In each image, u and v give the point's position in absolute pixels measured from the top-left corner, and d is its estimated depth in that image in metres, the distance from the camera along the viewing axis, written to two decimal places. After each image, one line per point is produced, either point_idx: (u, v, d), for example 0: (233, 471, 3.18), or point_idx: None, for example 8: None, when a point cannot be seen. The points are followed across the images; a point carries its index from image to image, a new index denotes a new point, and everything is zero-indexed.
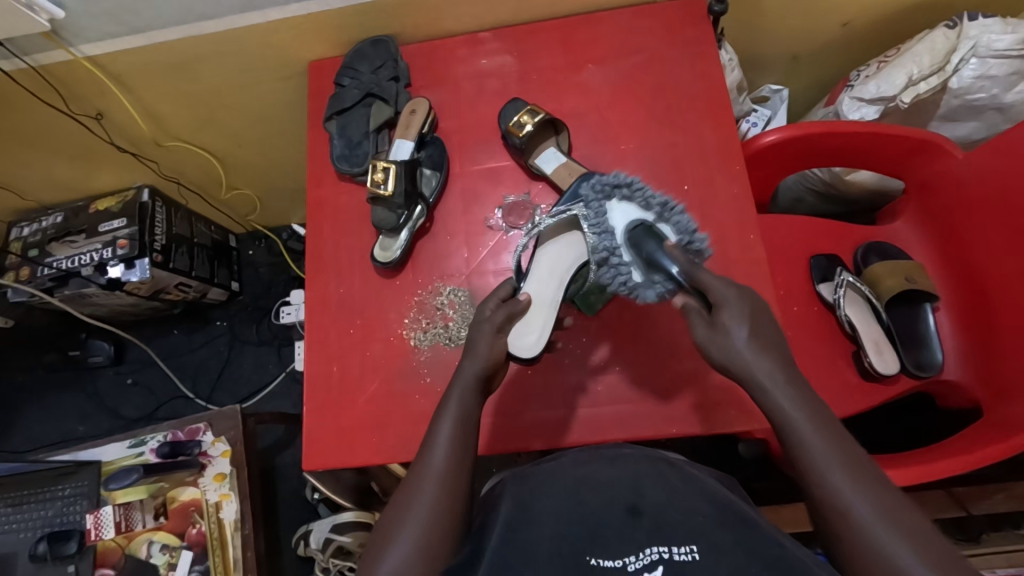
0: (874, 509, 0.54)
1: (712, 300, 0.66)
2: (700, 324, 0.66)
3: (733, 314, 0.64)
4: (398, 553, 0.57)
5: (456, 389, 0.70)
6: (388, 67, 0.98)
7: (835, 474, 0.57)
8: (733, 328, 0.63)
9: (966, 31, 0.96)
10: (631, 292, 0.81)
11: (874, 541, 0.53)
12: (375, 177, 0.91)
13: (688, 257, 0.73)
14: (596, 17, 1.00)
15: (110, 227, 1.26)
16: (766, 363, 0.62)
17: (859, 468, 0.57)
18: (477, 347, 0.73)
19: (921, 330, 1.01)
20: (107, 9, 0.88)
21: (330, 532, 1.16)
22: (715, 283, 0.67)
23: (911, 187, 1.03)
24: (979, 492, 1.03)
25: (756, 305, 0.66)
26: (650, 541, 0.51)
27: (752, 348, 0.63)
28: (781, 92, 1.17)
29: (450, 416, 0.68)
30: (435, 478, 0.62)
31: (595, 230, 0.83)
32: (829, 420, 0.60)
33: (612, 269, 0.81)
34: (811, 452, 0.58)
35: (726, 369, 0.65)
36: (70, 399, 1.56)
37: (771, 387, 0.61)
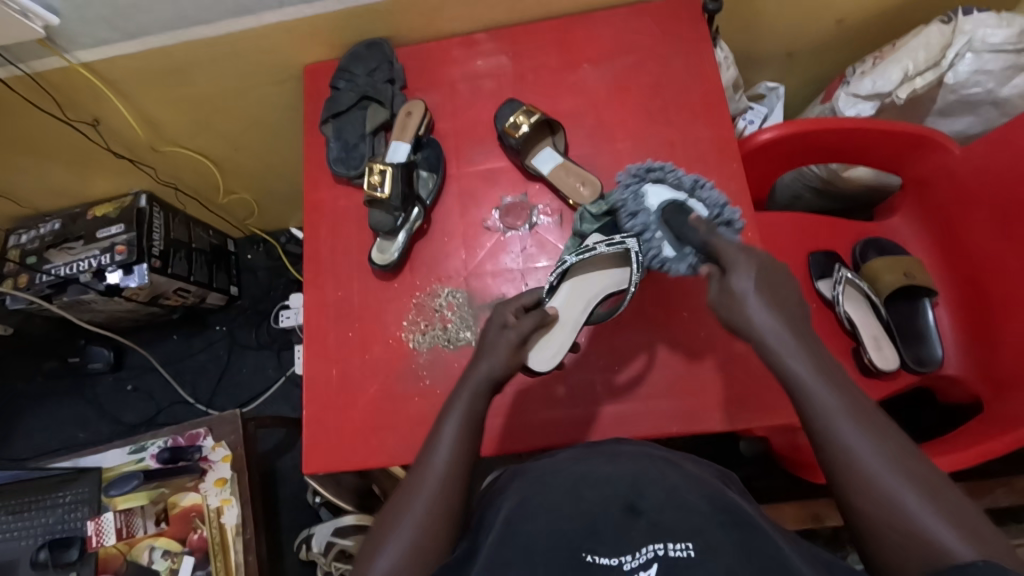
0: (886, 460, 0.52)
1: (723, 263, 0.67)
2: (712, 285, 0.68)
3: (740, 272, 0.65)
4: (394, 550, 0.56)
5: (463, 392, 0.70)
6: (384, 70, 0.99)
7: (846, 427, 0.55)
8: (739, 286, 0.64)
9: (960, 26, 0.96)
10: (662, 266, 0.82)
11: (884, 494, 0.51)
12: (372, 179, 0.90)
13: (707, 227, 0.73)
14: (590, 16, 1.00)
15: (108, 233, 1.26)
16: (773, 319, 0.62)
17: (871, 420, 0.55)
18: (493, 351, 0.74)
19: (920, 326, 1.01)
20: (102, 15, 0.88)
21: (333, 536, 1.16)
22: (727, 244, 0.68)
23: (909, 182, 1.03)
24: (982, 487, 1.03)
25: (764, 261, 0.66)
26: (646, 538, 0.51)
27: (762, 303, 0.63)
28: (777, 90, 1.17)
29: (457, 417, 0.68)
30: (438, 478, 0.62)
31: (630, 209, 0.84)
32: (838, 376, 0.58)
33: (645, 245, 0.82)
34: (822, 406, 0.56)
35: (737, 331, 0.65)
36: (71, 406, 1.56)
37: (781, 349, 0.60)
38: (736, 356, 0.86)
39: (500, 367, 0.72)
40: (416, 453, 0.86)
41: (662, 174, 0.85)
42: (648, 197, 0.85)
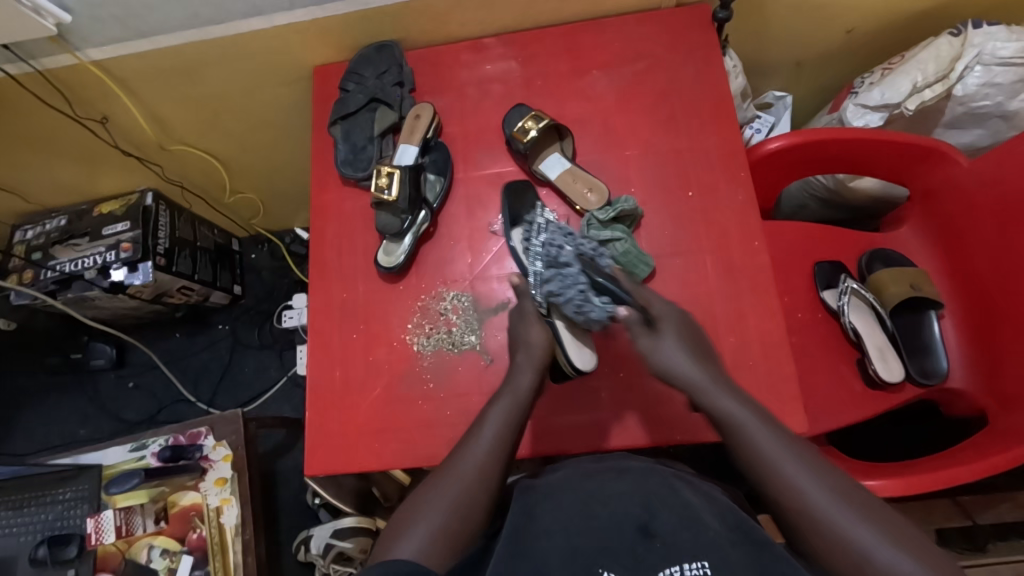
0: (768, 434, 0.65)
1: (653, 314, 0.76)
2: (647, 334, 0.75)
3: (669, 322, 0.76)
4: (419, 537, 0.60)
5: (503, 401, 0.74)
6: (393, 73, 0.98)
7: (720, 396, 0.69)
8: (671, 338, 0.74)
9: (970, 39, 0.96)
10: (581, 306, 0.79)
11: (757, 450, 0.64)
12: (380, 182, 0.91)
13: (630, 279, 0.80)
14: (601, 22, 1.00)
15: (113, 230, 1.27)
16: (707, 371, 0.72)
17: (746, 401, 0.69)
18: (528, 338, 0.81)
19: (925, 339, 1.00)
20: (115, 14, 0.89)
21: (331, 538, 1.13)
22: (653, 299, 0.77)
23: (915, 194, 1.04)
24: (986, 501, 1.04)
25: (687, 328, 0.77)
26: (664, 562, 0.52)
27: (691, 358, 0.73)
28: (784, 99, 1.18)
29: (497, 423, 0.71)
30: (471, 475, 0.65)
31: (547, 250, 0.84)
32: (770, 417, 0.67)
33: (565, 282, 0.80)
34: (700, 387, 0.70)
35: (670, 380, 0.73)
36: (72, 402, 1.56)
37: (708, 386, 0.70)
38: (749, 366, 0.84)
39: (539, 353, 0.79)
40: (417, 458, 0.86)
41: (572, 236, 0.86)
42: (564, 246, 0.84)
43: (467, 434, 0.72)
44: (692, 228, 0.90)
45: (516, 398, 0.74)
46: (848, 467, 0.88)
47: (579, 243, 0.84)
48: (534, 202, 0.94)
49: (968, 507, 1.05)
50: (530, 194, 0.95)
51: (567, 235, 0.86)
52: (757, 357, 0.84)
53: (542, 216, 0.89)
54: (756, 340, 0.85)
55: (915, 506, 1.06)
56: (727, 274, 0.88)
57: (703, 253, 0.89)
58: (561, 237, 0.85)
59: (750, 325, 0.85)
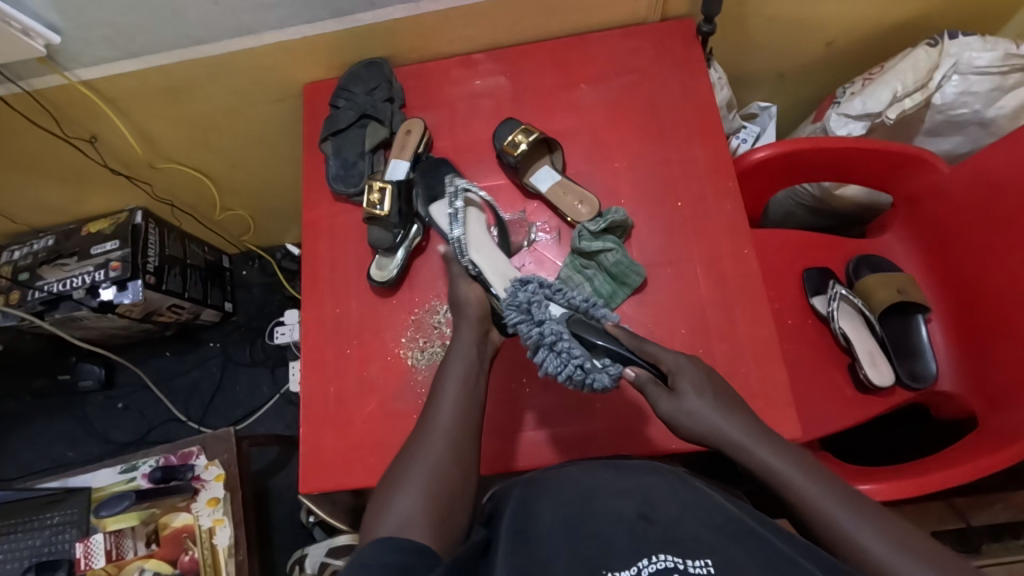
0: (802, 471, 0.64)
1: (665, 370, 0.74)
2: (665, 395, 0.72)
3: (687, 378, 0.72)
4: (401, 517, 0.60)
5: (456, 363, 0.77)
6: (383, 89, 0.99)
7: (755, 447, 0.66)
8: (693, 395, 0.70)
9: (946, 49, 0.99)
10: (583, 378, 0.75)
11: (796, 489, 0.62)
12: (372, 197, 0.93)
13: (630, 334, 0.78)
14: (587, 38, 1.02)
15: (102, 249, 1.26)
16: (738, 423, 0.68)
17: (769, 436, 0.68)
18: (461, 298, 0.86)
19: (915, 343, 1.01)
20: (105, 34, 0.89)
21: (326, 557, 1.13)
22: (663, 353, 0.75)
23: (900, 200, 1.05)
24: (979, 502, 1.05)
25: (706, 371, 0.74)
26: (663, 546, 0.53)
27: (718, 411, 0.69)
28: (769, 110, 1.19)
29: (452, 390, 0.74)
30: (443, 446, 0.68)
31: (531, 318, 0.80)
32: (802, 456, 0.66)
33: (558, 358, 0.76)
34: (730, 435, 0.68)
35: (703, 442, 0.69)
36: (59, 424, 1.53)
37: (750, 445, 0.66)
38: (740, 374, 0.84)
39: (472, 304, 0.84)
40: None
41: (556, 290, 0.83)
42: (548, 309, 0.81)
43: (427, 406, 0.74)
44: (683, 237, 0.91)
45: (466, 364, 0.77)
46: (843, 471, 0.89)
47: (566, 299, 0.83)
48: (451, 174, 0.95)
49: (961, 509, 1.06)
50: (447, 169, 0.96)
51: (553, 295, 0.83)
52: (749, 364, 0.85)
53: (455, 184, 0.92)
54: (748, 348, 0.85)
55: (910, 509, 1.06)
56: (718, 282, 0.89)
57: (693, 262, 0.90)
58: (548, 297, 0.83)
59: (743, 332, 0.86)
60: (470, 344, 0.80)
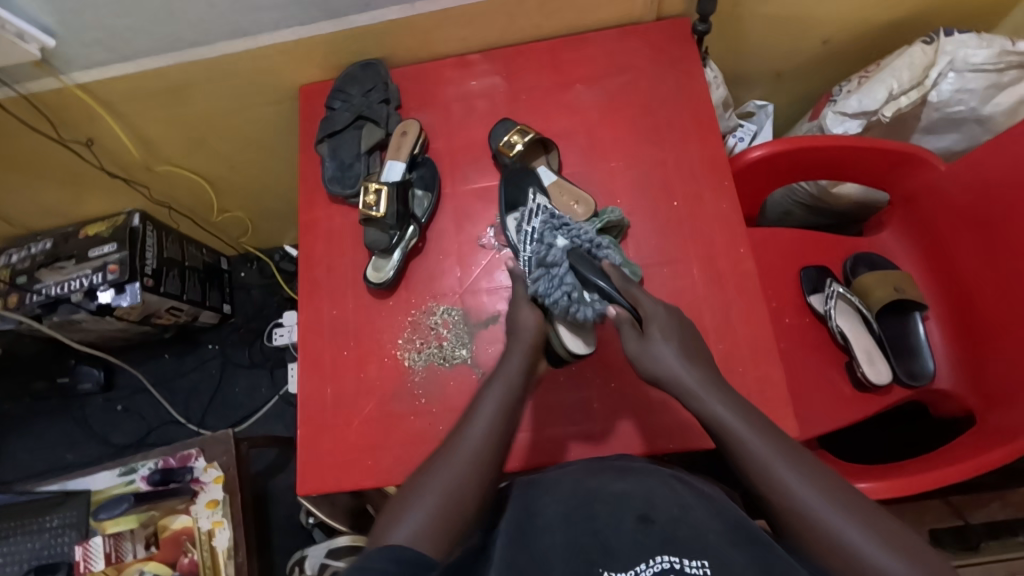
0: (755, 433, 0.65)
1: (642, 314, 0.76)
2: (636, 335, 0.75)
3: (659, 326, 0.75)
4: (413, 526, 0.59)
5: (497, 385, 0.74)
6: (379, 90, 0.99)
7: (707, 397, 0.69)
8: (660, 340, 0.73)
9: (942, 46, 0.99)
10: (569, 307, 0.78)
11: (750, 454, 0.64)
12: (368, 199, 0.92)
13: (621, 275, 0.80)
14: (583, 37, 1.01)
15: (100, 252, 1.26)
16: (697, 372, 0.71)
17: (727, 396, 0.69)
18: (518, 322, 0.81)
19: (912, 341, 1.01)
20: (100, 37, 0.89)
21: (326, 558, 1.13)
22: (643, 298, 0.78)
23: (897, 199, 1.05)
24: (976, 500, 1.06)
25: (679, 324, 0.77)
26: (662, 547, 0.52)
27: (681, 358, 0.72)
28: (766, 108, 1.18)
29: (491, 410, 0.71)
30: (463, 459, 0.66)
31: (537, 246, 0.83)
32: (755, 416, 0.67)
33: (550, 283, 0.79)
34: (686, 381, 0.70)
35: (661, 382, 0.73)
36: (58, 427, 1.53)
37: (699, 391, 0.69)
38: (738, 374, 0.84)
39: (528, 335, 0.79)
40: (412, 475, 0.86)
41: (565, 225, 0.86)
42: (555, 239, 0.84)
43: (460, 420, 0.72)
44: (679, 237, 0.91)
45: (509, 385, 0.73)
46: (841, 469, 0.89)
47: (574, 234, 0.84)
48: (533, 187, 0.94)
49: (959, 507, 1.06)
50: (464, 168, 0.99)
51: (559, 229, 0.85)
52: (746, 363, 0.85)
53: (536, 202, 0.92)
54: (745, 347, 0.85)
55: (907, 507, 1.07)
56: (714, 282, 0.89)
57: (689, 262, 0.90)
58: (552, 232, 0.85)
59: (740, 332, 0.86)
60: (518, 369, 0.75)
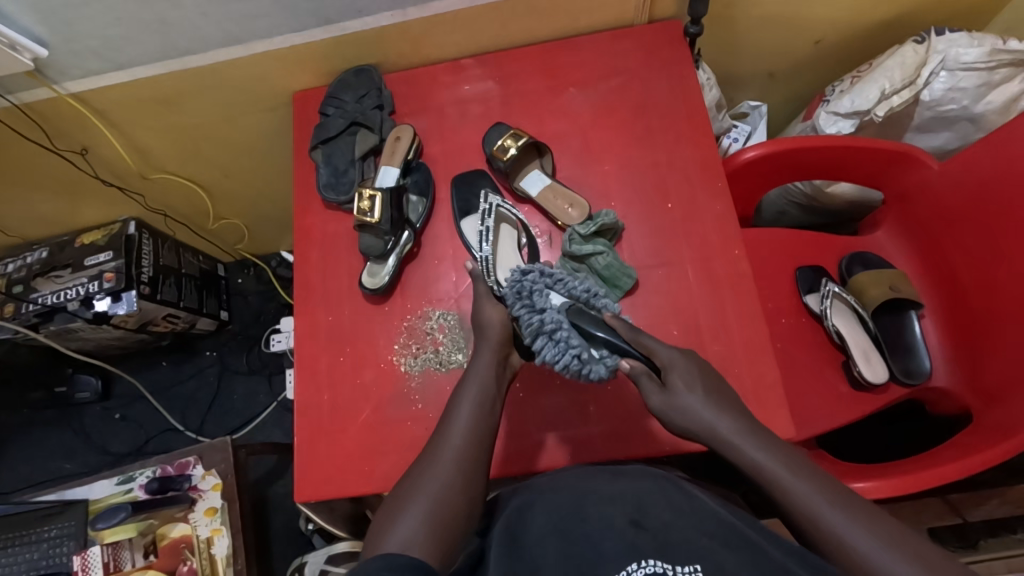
0: (790, 470, 0.64)
1: (659, 364, 0.74)
2: (655, 389, 0.73)
3: (678, 374, 0.72)
4: (406, 531, 0.59)
5: (470, 386, 0.75)
6: (372, 96, 1.00)
7: (740, 438, 0.68)
8: (682, 389, 0.71)
9: (934, 46, 0.99)
10: (581, 368, 0.76)
11: (787, 491, 0.63)
12: (362, 205, 0.92)
13: (626, 324, 0.78)
14: (575, 41, 1.02)
15: (96, 260, 1.26)
16: (728, 421, 0.69)
17: (757, 432, 0.68)
18: (483, 318, 0.84)
19: (908, 339, 1.01)
20: (93, 46, 0.89)
21: (325, 565, 1.13)
22: (657, 346, 0.75)
23: (891, 198, 1.05)
24: (974, 498, 1.06)
25: (699, 366, 0.75)
26: (654, 551, 0.53)
27: (709, 407, 0.70)
28: (759, 109, 1.19)
29: (467, 412, 0.72)
30: (449, 466, 0.66)
31: (533, 306, 0.80)
32: (788, 451, 0.66)
33: (557, 346, 0.76)
34: (716, 427, 0.69)
35: (694, 436, 0.71)
36: (56, 436, 1.53)
37: (731, 435, 0.68)
38: (733, 375, 0.84)
39: (495, 330, 0.82)
40: None
41: (557, 279, 0.82)
42: (549, 299, 0.80)
43: (441, 423, 0.73)
44: (674, 239, 0.91)
45: (483, 386, 0.75)
46: (839, 469, 0.89)
47: (567, 288, 0.81)
48: (486, 189, 0.96)
49: (957, 504, 1.06)
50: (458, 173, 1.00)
51: (554, 282, 0.82)
52: (741, 364, 0.85)
53: (489, 202, 0.93)
54: (740, 348, 0.85)
55: (907, 506, 1.07)
56: (709, 284, 0.89)
57: (683, 264, 0.90)
58: (547, 287, 0.81)
59: (735, 333, 0.86)
60: (489, 370, 0.77)
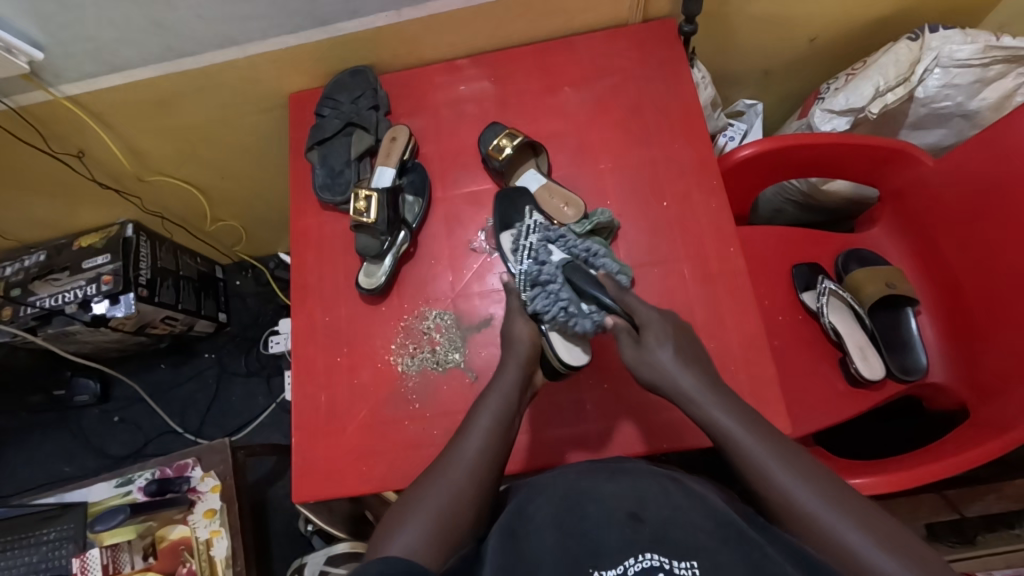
0: (749, 431, 0.65)
1: (639, 322, 0.78)
2: (632, 344, 0.77)
3: (655, 332, 0.76)
4: (411, 537, 0.59)
5: (491, 398, 0.75)
6: (368, 97, 1.00)
7: (703, 399, 0.70)
8: (658, 346, 0.74)
9: (927, 42, 1.00)
10: (566, 321, 0.81)
11: (743, 451, 0.64)
12: (358, 205, 0.91)
13: (615, 284, 0.83)
14: (570, 41, 1.02)
15: (94, 263, 1.26)
16: (694, 377, 0.72)
17: (723, 394, 0.70)
18: (514, 334, 0.83)
19: (904, 336, 1.01)
20: (89, 49, 0.89)
21: (325, 566, 1.12)
22: (638, 306, 0.79)
23: (886, 194, 1.06)
24: (971, 494, 1.05)
25: (676, 330, 0.78)
26: (651, 546, 0.53)
27: (678, 364, 0.73)
28: (755, 107, 1.19)
29: (486, 422, 0.72)
30: (462, 474, 0.66)
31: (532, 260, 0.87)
32: (753, 416, 0.67)
33: (547, 298, 0.82)
34: (682, 385, 0.71)
35: (659, 389, 0.74)
36: (56, 440, 1.53)
37: (696, 397, 0.70)
38: (729, 373, 0.84)
39: (524, 349, 0.80)
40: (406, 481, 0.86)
41: (560, 237, 0.89)
42: (550, 253, 0.87)
43: (458, 431, 0.73)
44: (669, 238, 0.92)
45: (504, 397, 0.75)
46: (837, 465, 0.89)
47: (568, 246, 0.88)
48: (530, 204, 0.93)
49: (954, 500, 1.06)
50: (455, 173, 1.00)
51: (556, 238, 0.89)
52: (738, 362, 0.85)
53: (534, 219, 0.91)
54: (737, 345, 0.85)
55: (903, 502, 1.07)
56: (705, 282, 0.89)
57: (679, 262, 0.91)
58: (550, 242, 0.89)
59: (731, 330, 0.86)
60: (513, 385, 0.76)
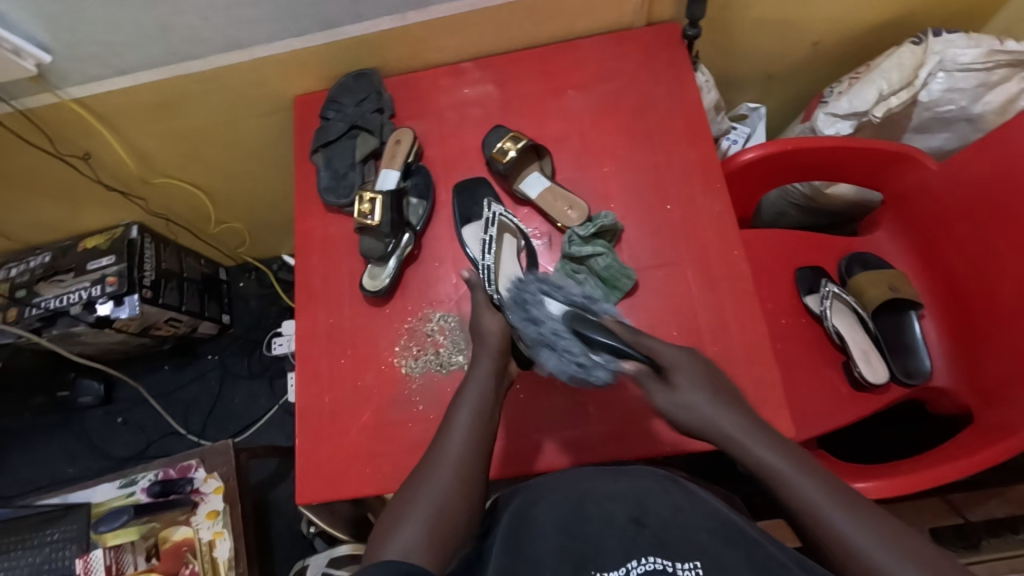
0: (795, 468, 0.62)
1: (662, 364, 0.72)
2: (659, 389, 0.71)
3: (680, 371, 0.71)
4: (408, 539, 0.60)
5: (469, 391, 0.75)
6: (372, 100, 1.00)
7: (746, 436, 0.66)
8: (685, 388, 0.70)
9: (931, 46, 1.00)
10: (583, 375, 0.78)
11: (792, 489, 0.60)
12: (363, 207, 0.93)
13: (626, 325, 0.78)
14: (574, 44, 1.02)
15: (99, 265, 1.27)
16: (735, 417, 0.68)
17: (764, 430, 0.67)
18: (483, 328, 0.82)
19: (908, 339, 1.02)
20: (95, 52, 0.90)
21: (327, 568, 1.13)
22: (660, 347, 0.73)
23: (888, 198, 1.06)
24: (973, 498, 1.06)
25: (702, 365, 0.73)
26: (653, 548, 0.54)
27: (714, 405, 0.69)
28: (758, 110, 1.20)
29: (466, 415, 0.72)
30: (450, 471, 0.66)
31: (532, 316, 0.82)
32: (797, 452, 0.64)
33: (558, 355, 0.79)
34: (721, 423, 0.67)
35: (701, 434, 0.69)
36: (59, 441, 1.54)
37: (739, 437, 0.66)
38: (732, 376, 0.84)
39: (494, 339, 0.81)
40: None
41: (555, 287, 0.84)
42: (548, 307, 0.83)
43: (441, 426, 0.73)
44: (673, 241, 0.92)
45: (483, 391, 0.75)
46: (841, 468, 0.89)
47: (566, 295, 0.83)
48: (488, 197, 0.97)
49: (957, 504, 1.07)
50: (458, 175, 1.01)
51: (553, 289, 0.84)
52: (741, 365, 0.85)
53: (492, 210, 0.93)
54: (740, 348, 0.85)
55: (908, 506, 1.07)
56: (708, 285, 0.89)
57: (683, 264, 0.91)
58: (547, 295, 0.84)
59: (734, 334, 0.86)
60: (489, 376, 0.77)
